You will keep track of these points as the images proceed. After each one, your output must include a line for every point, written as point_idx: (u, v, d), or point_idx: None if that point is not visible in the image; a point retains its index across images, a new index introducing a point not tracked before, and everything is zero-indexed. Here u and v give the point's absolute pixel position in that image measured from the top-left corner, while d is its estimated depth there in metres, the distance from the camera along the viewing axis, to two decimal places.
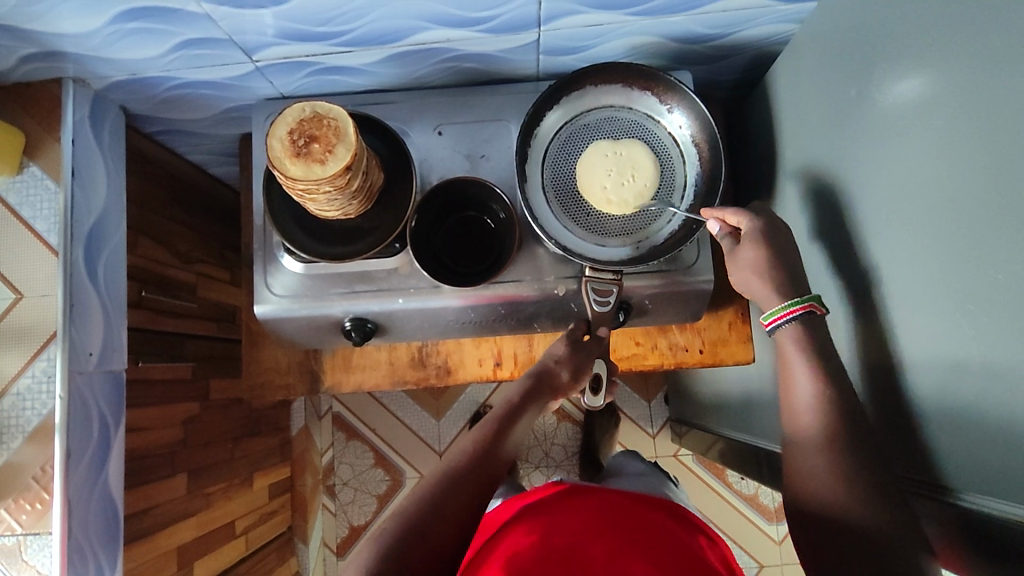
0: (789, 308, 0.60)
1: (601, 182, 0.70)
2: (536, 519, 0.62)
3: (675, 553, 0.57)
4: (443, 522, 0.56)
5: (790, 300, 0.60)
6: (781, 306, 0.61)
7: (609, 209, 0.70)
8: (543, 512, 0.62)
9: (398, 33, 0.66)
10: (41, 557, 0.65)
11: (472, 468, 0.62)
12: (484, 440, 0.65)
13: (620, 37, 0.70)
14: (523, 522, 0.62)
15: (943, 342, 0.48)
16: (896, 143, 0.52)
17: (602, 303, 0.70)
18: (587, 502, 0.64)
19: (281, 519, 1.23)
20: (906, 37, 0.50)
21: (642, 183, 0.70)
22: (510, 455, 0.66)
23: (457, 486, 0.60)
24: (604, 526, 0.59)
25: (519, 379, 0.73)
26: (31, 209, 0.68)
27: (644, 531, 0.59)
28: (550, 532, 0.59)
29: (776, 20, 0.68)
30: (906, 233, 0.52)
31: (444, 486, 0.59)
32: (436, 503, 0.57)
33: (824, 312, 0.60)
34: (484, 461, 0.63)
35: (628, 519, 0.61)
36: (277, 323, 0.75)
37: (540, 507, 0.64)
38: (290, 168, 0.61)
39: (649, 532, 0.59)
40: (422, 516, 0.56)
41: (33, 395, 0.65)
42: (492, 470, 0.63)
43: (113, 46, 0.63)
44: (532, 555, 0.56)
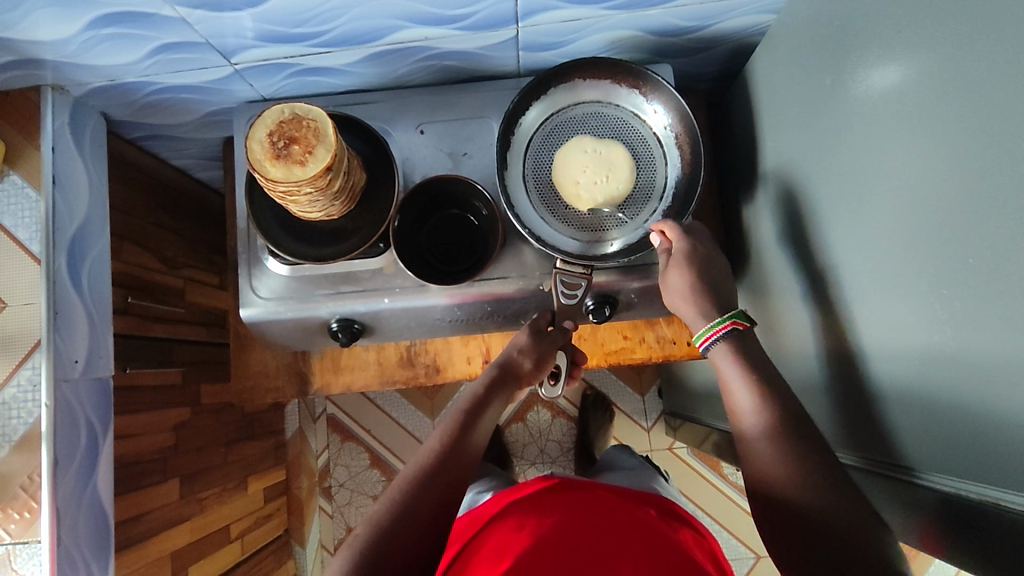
0: (715, 327, 0.61)
1: (574, 177, 0.69)
2: (522, 512, 0.64)
3: (651, 539, 0.58)
4: (416, 526, 0.55)
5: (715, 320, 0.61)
6: (707, 326, 0.62)
7: (578, 205, 0.70)
8: (528, 505, 0.64)
9: (375, 32, 0.66)
10: (32, 566, 0.65)
11: (441, 465, 0.60)
12: (454, 430, 0.64)
13: (599, 31, 0.70)
14: (510, 518, 0.63)
15: (918, 328, 0.48)
16: (870, 131, 0.52)
17: (570, 296, 0.69)
18: (570, 496, 0.65)
19: (278, 522, 1.23)
20: (880, 23, 0.50)
21: (617, 184, 0.69)
22: (480, 444, 0.65)
23: (427, 486, 0.58)
24: (584, 517, 0.60)
25: (483, 369, 0.71)
26: (13, 218, 0.68)
27: (625, 519, 0.61)
28: (536, 522, 0.61)
29: (754, 11, 0.68)
30: (879, 221, 0.52)
31: (413, 490, 0.58)
32: (408, 504, 0.56)
33: (746, 325, 0.61)
34: (455, 456, 0.61)
35: (609, 508, 0.63)
36: (263, 326, 0.75)
37: (525, 502, 0.66)
38: (270, 171, 0.61)
39: (629, 522, 0.60)
40: (393, 520, 0.55)
41: (20, 404, 0.65)
42: (462, 464, 0.61)
43: (89, 53, 0.63)
44: (512, 545, 0.58)
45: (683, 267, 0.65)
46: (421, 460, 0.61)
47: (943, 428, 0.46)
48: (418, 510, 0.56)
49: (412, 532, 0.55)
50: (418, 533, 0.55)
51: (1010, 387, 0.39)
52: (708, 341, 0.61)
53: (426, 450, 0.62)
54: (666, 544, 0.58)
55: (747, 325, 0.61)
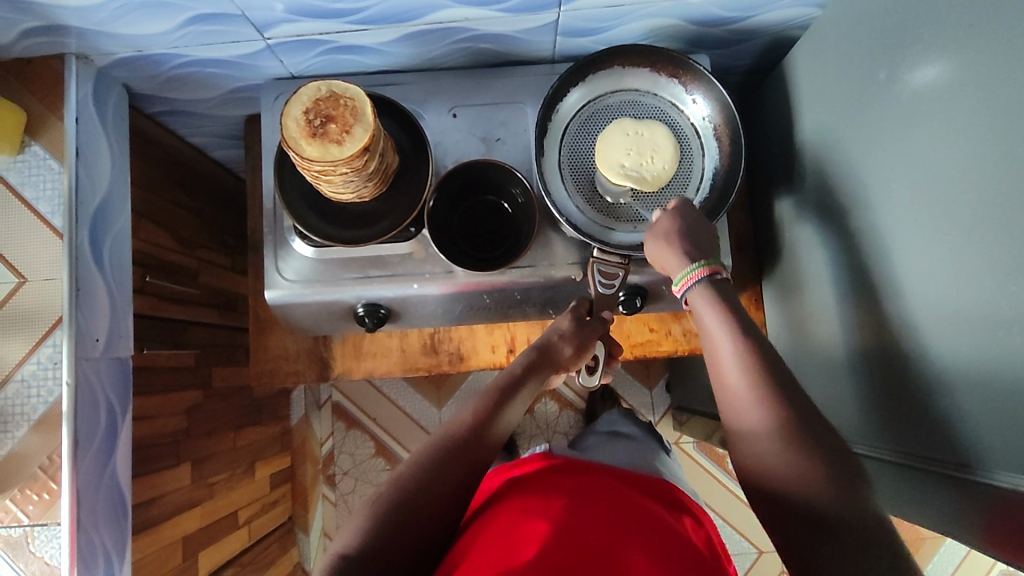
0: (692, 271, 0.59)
1: (618, 160, 0.68)
2: (533, 492, 0.61)
3: (667, 533, 0.57)
4: (424, 511, 0.53)
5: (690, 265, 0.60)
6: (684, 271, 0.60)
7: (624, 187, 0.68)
8: (540, 487, 0.62)
9: (415, 11, 0.64)
10: (50, 549, 0.63)
11: (472, 438, 0.59)
12: (487, 405, 0.62)
13: (639, 18, 0.70)
14: (520, 496, 0.61)
15: (976, 323, 0.48)
16: (922, 126, 0.52)
17: (607, 286, 0.68)
18: (583, 483, 0.64)
19: (282, 509, 1.22)
20: (941, 16, 0.50)
21: (660, 164, 0.68)
22: (512, 421, 0.63)
23: (444, 468, 0.56)
24: (599, 506, 0.58)
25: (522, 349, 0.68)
26: (34, 190, 0.66)
27: (638, 511, 0.59)
28: (546, 505, 0.58)
29: (798, 3, 0.68)
30: (934, 215, 0.51)
31: (441, 457, 0.56)
32: (423, 486, 0.54)
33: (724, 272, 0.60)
34: (480, 437, 0.59)
35: (626, 499, 0.61)
36: (287, 309, 0.74)
37: (536, 484, 0.64)
38: (306, 149, 0.60)
39: (645, 516, 0.58)
40: (417, 486, 0.54)
41: (39, 382, 0.63)
42: (484, 450, 0.59)
43: (119, 21, 0.61)
44: (518, 520, 0.56)
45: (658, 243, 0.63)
46: (439, 439, 0.58)
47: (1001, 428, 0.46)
48: (432, 492, 0.54)
49: (435, 500, 0.54)
50: (441, 501, 0.54)
51: None
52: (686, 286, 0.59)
53: (453, 420, 0.61)
54: (680, 542, 0.57)
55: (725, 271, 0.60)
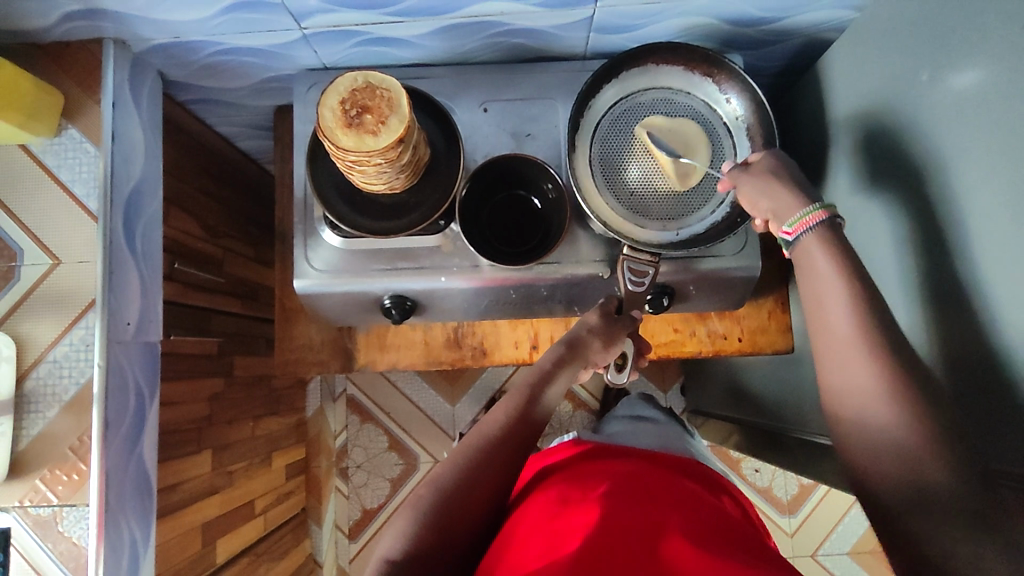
0: (812, 213, 0.55)
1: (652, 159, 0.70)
2: (567, 484, 0.61)
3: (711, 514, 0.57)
4: (474, 500, 0.55)
5: (811, 207, 0.56)
6: (803, 212, 0.56)
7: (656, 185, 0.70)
8: (575, 475, 0.63)
9: (452, 4, 0.64)
10: (78, 529, 0.63)
11: (505, 439, 0.58)
12: (518, 401, 0.62)
13: (674, 16, 0.69)
14: (557, 485, 0.62)
15: (1022, 328, 0.47)
16: (969, 127, 0.52)
17: (636, 283, 0.68)
18: (618, 470, 0.63)
19: (297, 500, 1.22)
20: (988, 17, 0.49)
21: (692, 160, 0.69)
22: (544, 417, 0.63)
23: (491, 456, 0.57)
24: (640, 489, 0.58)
25: (550, 345, 0.67)
26: (70, 172, 0.66)
27: (680, 493, 0.59)
28: (585, 492, 0.58)
29: (834, 5, 0.68)
30: (982, 218, 0.51)
31: (477, 459, 0.57)
32: (472, 475, 0.55)
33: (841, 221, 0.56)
34: (512, 436, 0.59)
35: (664, 480, 0.62)
36: (315, 299, 0.74)
37: (571, 475, 0.63)
38: (341, 139, 0.61)
39: (685, 498, 0.58)
40: (454, 489, 0.54)
41: (71, 362, 0.64)
42: (525, 434, 0.60)
43: (160, 6, 0.61)
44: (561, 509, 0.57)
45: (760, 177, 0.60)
46: (482, 429, 0.60)
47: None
48: (480, 480, 0.56)
49: (474, 500, 0.54)
50: (479, 502, 0.55)
51: None
52: (803, 227, 0.56)
53: (485, 420, 0.60)
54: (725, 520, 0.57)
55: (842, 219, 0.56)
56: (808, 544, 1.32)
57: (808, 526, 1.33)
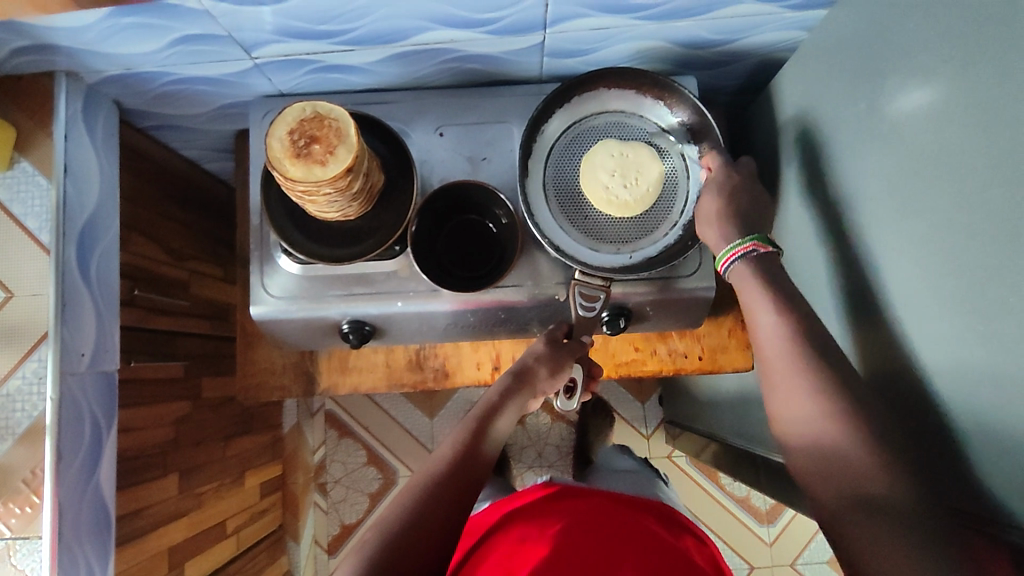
0: (733, 248, 0.61)
1: (603, 182, 0.69)
2: (525, 524, 0.65)
3: (661, 556, 0.59)
4: (424, 534, 0.54)
5: (735, 241, 0.62)
6: (727, 247, 0.62)
7: (609, 208, 0.69)
8: (535, 516, 0.66)
9: (400, 33, 0.64)
10: (30, 561, 0.64)
11: (455, 473, 0.60)
12: (468, 436, 0.64)
13: (625, 40, 0.70)
14: (518, 528, 0.65)
15: (949, 357, 0.48)
16: (904, 155, 0.52)
17: (587, 308, 0.69)
18: (572, 509, 0.66)
19: (272, 518, 1.22)
20: (918, 47, 0.50)
21: (645, 183, 0.69)
22: (492, 451, 0.65)
23: (438, 495, 0.58)
24: (594, 534, 0.61)
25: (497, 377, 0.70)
26: (22, 207, 0.67)
27: (634, 535, 0.62)
28: (542, 536, 0.61)
29: (782, 28, 0.68)
30: (911, 246, 0.51)
31: (429, 495, 0.57)
32: (418, 513, 0.56)
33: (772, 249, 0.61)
34: (463, 470, 0.60)
35: (621, 522, 0.64)
36: (273, 324, 0.74)
37: (530, 513, 0.67)
38: (290, 169, 0.60)
39: (637, 541, 0.61)
40: (404, 525, 0.54)
41: (24, 396, 0.64)
42: (473, 471, 0.61)
43: (108, 41, 0.61)
44: (518, 552, 0.60)
45: (716, 191, 0.66)
46: (430, 470, 0.61)
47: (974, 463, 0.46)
48: (427, 518, 0.55)
49: (426, 536, 0.54)
50: (430, 536, 0.55)
51: None
52: (727, 262, 0.62)
53: (438, 457, 0.62)
54: (670, 558, 0.60)
55: (769, 247, 0.60)
56: (787, 554, 1.32)
57: (787, 535, 1.33)
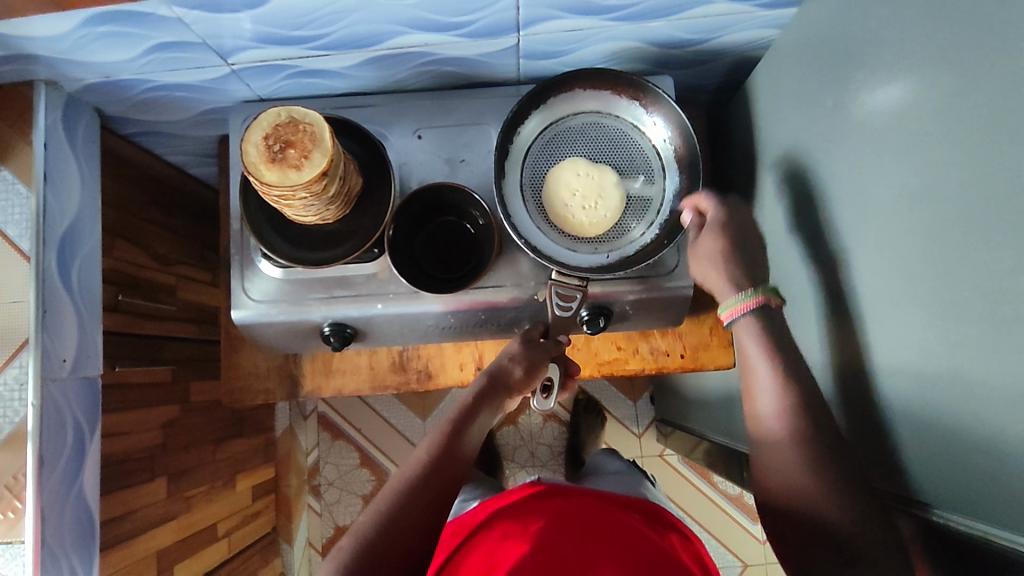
0: (742, 301, 0.62)
1: (569, 179, 0.71)
2: (508, 522, 0.65)
3: (641, 552, 0.59)
4: (404, 539, 0.55)
5: (742, 293, 0.62)
6: (734, 299, 0.63)
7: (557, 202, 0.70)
8: (515, 515, 0.66)
9: (375, 37, 0.65)
10: (14, 566, 0.64)
11: (431, 475, 0.60)
12: (443, 437, 0.64)
13: (600, 41, 0.70)
14: (498, 527, 0.64)
15: (916, 354, 0.48)
16: (872, 153, 0.52)
17: (565, 308, 0.69)
18: (555, 505, 0.66)
19: (265, 520, 1.23)
20: (885, 45, 0.50)
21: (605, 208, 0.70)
22: (469, 452, 0.65)
23: (415, 495, 0.58)
24: (573, 532, 0.60)
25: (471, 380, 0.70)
26: (3, 214, 0.67)
27: (615, 532, 0.61)
28: (521, 536, 0.61)
29: (758, 26, 0.68)
30: (882, 245, 0.52)
31: (405, 497, 0.58)
32: (395, 514, 0.56)
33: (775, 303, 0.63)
34: (440, 472, 0.61)
35: (601, 518, 0.64)
36: (255, 328, 0.75)
37: (513, 511, 0.67)
38: (265, 174, 0.59)
39: (617, 537, 0.60)
40: (381, 529, 0.54)
41: (6, 402, 0.65)
42: (452, 471, 0.61)
43: (84, 49, 0.62)
44: (498, 554, 0.60)
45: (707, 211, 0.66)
46: (409, 470, 0.61)
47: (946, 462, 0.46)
48: (404, 519, 0.56)
49: (403, 540, 0.55)
50: (408, 539, 0.55)
51: (1012, 419, 0.39)
52: (733, 314, 0.62)
53: (414, 459, 0.62)
54: (651, 554, 0.60)
55: (777, 301, 0.63)
56: None
57: None
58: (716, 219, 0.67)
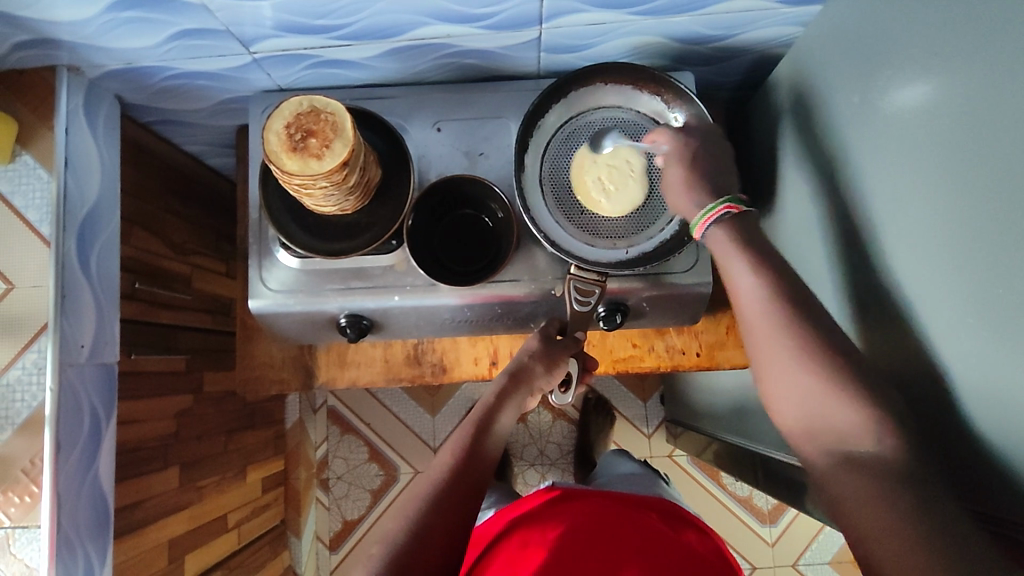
0: (708, 212, 0.58)
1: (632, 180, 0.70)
2: (531, 526, 0.64)
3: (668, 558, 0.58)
4: (433, 543, 0.54)
5: (708, 205, 0.59)
6: (701, 213, 0.59)
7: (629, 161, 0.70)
8: (538, 519, 0.65)
9: (397, 28, 0.65)
10: (29, 551, 0.64)
11: (457, 479, 0.59)
12: (467, 438, 0.64)
13: (622, 36, 0.70)
14: (520, 533, 0.64)
15: (943, 352, 0.47)
16: (898, 148, 0.52)
17: (583, 303, 0.69)
18: (574, 508, 0.66)
19: (274, 513, 1.23)
20: (913, 41, 0.49)
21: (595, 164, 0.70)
22: (494, 456, 0.65)
23: (442, 501, 0.57)
24: (600, 539, 0.60)
25: (493, 378, 0.70)
26: (24, 199, 0.68)
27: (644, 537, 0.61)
28: (547, 540, 0.61)
29: (782, 22, 0.67)
30: (904, 240, 0.51)
31: (432, 502, 0.57)
32: (422, 520, 0.55)
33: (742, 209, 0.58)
34: (466, 476, 0.60)
35: (627, 523, 0.63)
36: (271, 318, 0.75)
37: (533, 516, 0.66)
38: (286, 163, 0.59)
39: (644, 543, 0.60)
40: (410, 535, 0.54)
41: (24, 387, 0.65)
42: (477, 473, 0.61)
43: (107, 35, 0.62)
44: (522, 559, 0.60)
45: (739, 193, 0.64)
46: (434, 474, 0.60)
47: (985, 463, 0.45)
48: (433, 523, 0.55)
49: (432, 545, 0.54)
50: (438, 545, 0.54)
51: None
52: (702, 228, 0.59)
53: (439, 463, 0.62)
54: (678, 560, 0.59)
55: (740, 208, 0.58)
56: (789, 554, 1.31)
57: (789, 536, 1.32)
58: (676, 151, 0.63)
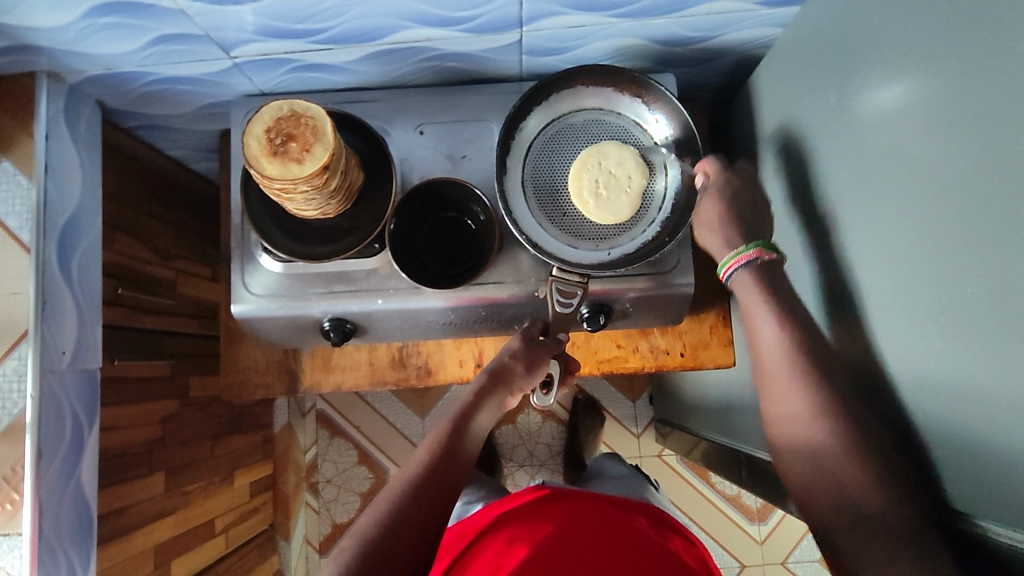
0: (737, 255, 0.63)
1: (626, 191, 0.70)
2: (516, 525, 0.65)
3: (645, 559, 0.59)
4: (406, 540, 0.54)
5: (739, 248, 0.64)
6: (730, 255, 0.64)
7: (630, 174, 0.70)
8: (524, 519, 0.66)
9: (377, 31, 0.65)
10: (10, 558, 0.64)
11: (432, 477, 0.60)
12: (444, 437, 0.64)
13: (603, 38, 0.70)
14: (503, 532, 0.64)
15: (917, 351, 0.48)
16: (872, 149, 0.52)
17: (565, 304, 0.68)
18: (559, 508, 0.66)
19: (261, 517, 1.20)
20: (886, 43, 0.50)
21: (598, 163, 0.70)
22: (470, 454, 0.65)
23: (417, 500, 0.57)
24: (581, 539, 0.60)
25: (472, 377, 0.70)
26: (4, 205, 0.67)
27: (626, 539, 0.61)
28: (529, 539, 0.61)
29: (760, 24, 0.68)
30: (879, 240, 0.52)
31: (407, 499, 0.57)
32: (396, 517, 0.55)
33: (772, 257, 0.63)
34: (442, 474, 0.60)
35: (609, 524, 0.63)
36: (254, 322, 0.75)
37: (517, 516, 0.66)
38: (266, 168, 0.59)
39: (623, 544, 0.60)
40: (383, 532, 0.54)
41: (5, 394, 0.65)
42: (453, 472, 0.61)
43: (86, 41, 0.62)
44: (504, 557, 0.60)
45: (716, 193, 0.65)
46: (410, 472, 0.60)
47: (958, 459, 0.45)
48: (408, 521, 0.56)
49: (405, 542, 0.54)
50: (410, 541, 0.54)
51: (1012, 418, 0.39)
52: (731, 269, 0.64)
53: (416, 461, 0.62)
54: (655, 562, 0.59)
55: (771, 255, 0.62)
56: (778, 553, 1.32)
57: (778, 534, 1.33)
58: (716, 183, 0.67)
